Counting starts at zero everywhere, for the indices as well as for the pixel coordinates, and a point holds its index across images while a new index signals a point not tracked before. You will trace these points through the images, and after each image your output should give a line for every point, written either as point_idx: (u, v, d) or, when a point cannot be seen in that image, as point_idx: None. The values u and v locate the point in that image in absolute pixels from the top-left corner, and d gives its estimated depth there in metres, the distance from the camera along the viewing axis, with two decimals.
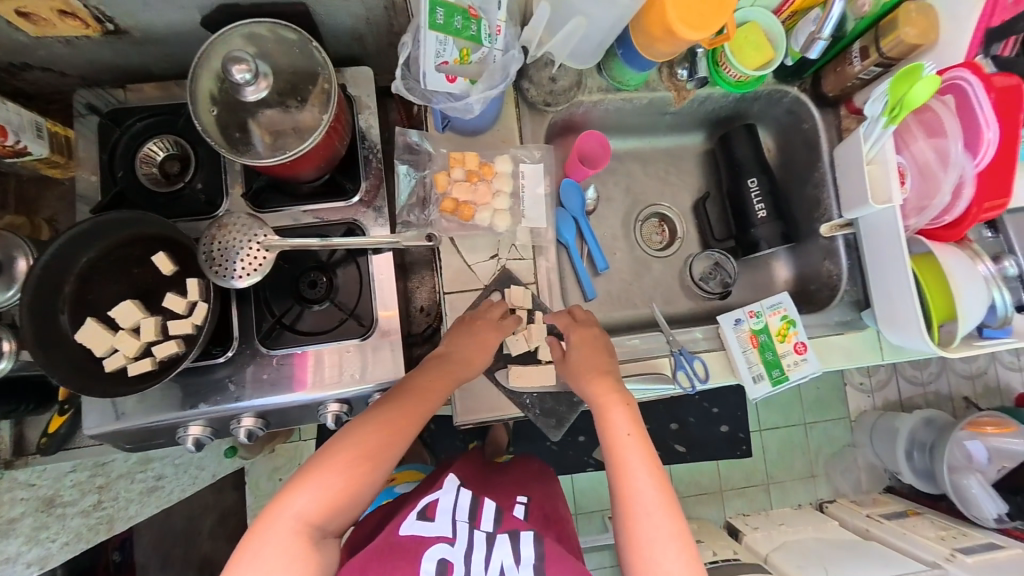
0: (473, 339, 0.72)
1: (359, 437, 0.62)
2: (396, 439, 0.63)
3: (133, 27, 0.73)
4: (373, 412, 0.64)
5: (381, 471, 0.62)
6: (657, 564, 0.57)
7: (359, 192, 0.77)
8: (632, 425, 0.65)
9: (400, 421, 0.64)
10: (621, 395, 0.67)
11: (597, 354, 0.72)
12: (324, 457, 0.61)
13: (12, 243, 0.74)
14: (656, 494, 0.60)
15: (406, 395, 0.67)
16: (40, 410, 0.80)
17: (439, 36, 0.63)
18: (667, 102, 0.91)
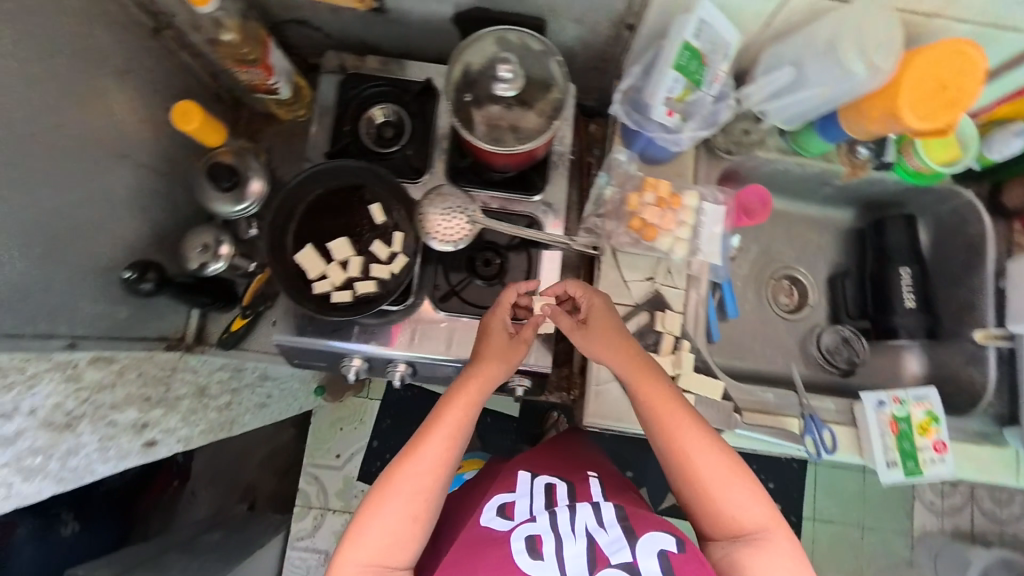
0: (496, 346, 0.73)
1: (399, 484, 0.64)
2: (437, 476, 0.66)
3: (396, 9, 0.84)
4: (406, 456, 0.66)
5: (429, 508, 0.65)
6: (724, 498, 0.64)
7: (544, 190, 0.85)
8: (664, 388, 0.70)
9: (440, 449, 0.67)
10: (645, 358, 0.71)
11: (613, 321, 0.75)
12: (372, 507, 0.64)
13: (247, 164, 0.86)
14: (703, 442, 0.67)
15: (437, 422, 0.68)
16: (226, 308, 0.91)
17: (677, 75, 0.69)
18: (838, 175, 0.92)
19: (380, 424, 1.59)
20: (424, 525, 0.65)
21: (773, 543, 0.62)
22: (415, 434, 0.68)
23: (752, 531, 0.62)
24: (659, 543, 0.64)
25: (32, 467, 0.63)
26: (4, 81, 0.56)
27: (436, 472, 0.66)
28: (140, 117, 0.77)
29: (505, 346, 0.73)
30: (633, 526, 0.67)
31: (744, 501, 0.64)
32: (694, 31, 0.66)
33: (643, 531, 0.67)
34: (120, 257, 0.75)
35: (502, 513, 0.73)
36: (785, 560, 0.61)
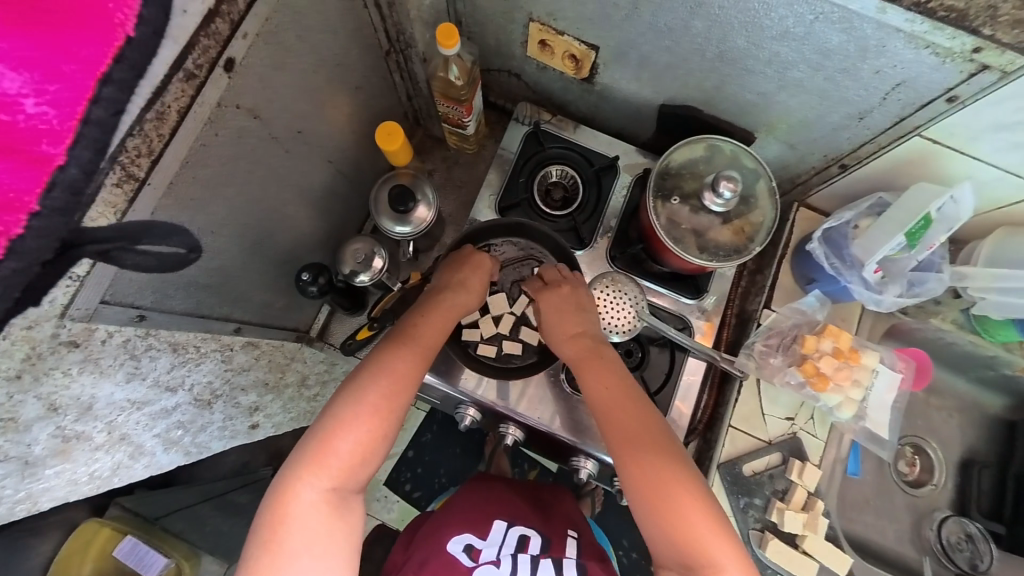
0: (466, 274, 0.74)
1: (362, 399, 0.61)
2: (401, 391, 0.63)
3: (605, 84, 0.86)
4: (365, 374, 0.63)
5: (386, 427, 0.62)
6: (686, 522, 0.57)
7: (702, 297, 0.82)
8: (620, 393, 0.66)
9: (404, 369, 0.64)
10: (598, 355, 0.68)
11: (571, 311, 0.72)
12: (331, 426, 0.60)
13: (421, 190, 0.89)
14: (662, 459, 0.61)
15: (407, 338, 0.67)
16: (353, 315, 0.92)
17: (903, 239, 0.66)
18: (1013, 364, 0.86)
19: (420, 437, 1.56)
20: (386, 441, 0.62)
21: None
22: (375, 352, 0.66)
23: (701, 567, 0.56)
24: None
25: (173, 438, 0.66)
26: (273, 88, 0.59)
27: (406, 388, 0.64)
28: (344, 125, 0.80)
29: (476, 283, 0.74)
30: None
31: (694, 531, 0.57)
32: (939, 203, 0.65)
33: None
34: (291, 250, 0.78)
35: (468, 549, 0.77)
36: None
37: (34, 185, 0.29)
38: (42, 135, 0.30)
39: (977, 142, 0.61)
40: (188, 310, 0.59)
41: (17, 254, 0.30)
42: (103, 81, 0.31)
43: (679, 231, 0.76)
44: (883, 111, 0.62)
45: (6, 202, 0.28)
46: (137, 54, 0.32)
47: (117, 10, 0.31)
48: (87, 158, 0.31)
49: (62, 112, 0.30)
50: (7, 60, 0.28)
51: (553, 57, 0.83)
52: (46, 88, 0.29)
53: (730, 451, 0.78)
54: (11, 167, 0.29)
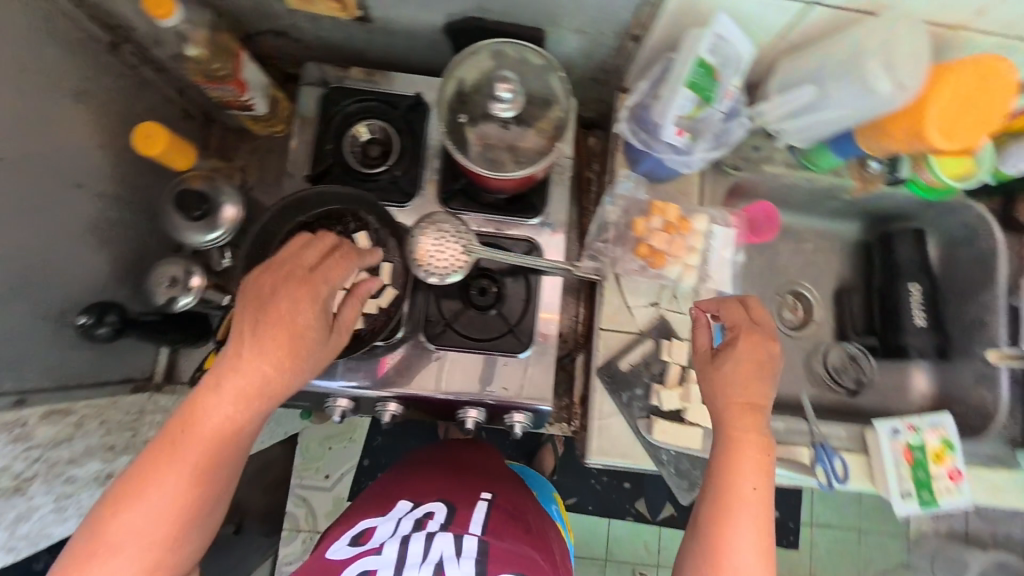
0: (268, 336, 0.52)
1: (136, 518, 0.49)
2: (188, 498, 0.51)
3: (380, 18, 0.78)
4: (139, 487, 0.50)
5: (178, 538, 0.51)
6: None
7: (542, 213, 0.80)
8: (759, 477, 0.58)
9: (193, 477, 0.51)
10: (764, 439, 0.59)
11: (757, 383, 0.61)
12: (94, 552, 0.49)
13: (221, 189, 0.78)
14: (747, 538, 0.56)
15: (179, 434, 0.51)
16: (198, 344, 0.83)
17: (688, 93, 0.65)
18: (848, 189, 0.90)
19: (371, 442, 1.56)
20: (188, 545, 0.52)
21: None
22: (147, 453, 0.51)
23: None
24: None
25: None
26: None
27: (197, 491, 0.51)
28: (89, 139, 0.69)
29: (274, 342, 0.52)
30: (486, 563, 0.64)
31: None
32: (708, 45, 0.63)
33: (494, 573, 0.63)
34: (75, 297, 0.68)
35: (358, 540, 0.70)
36: None
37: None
38: None
39: None
40: None
41: None
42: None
43: (486, 152, 0.71)
44: None
45: None
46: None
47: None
48: None
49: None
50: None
51: (313, 4, 0.73)
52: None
53: (606, 353, 0.78)
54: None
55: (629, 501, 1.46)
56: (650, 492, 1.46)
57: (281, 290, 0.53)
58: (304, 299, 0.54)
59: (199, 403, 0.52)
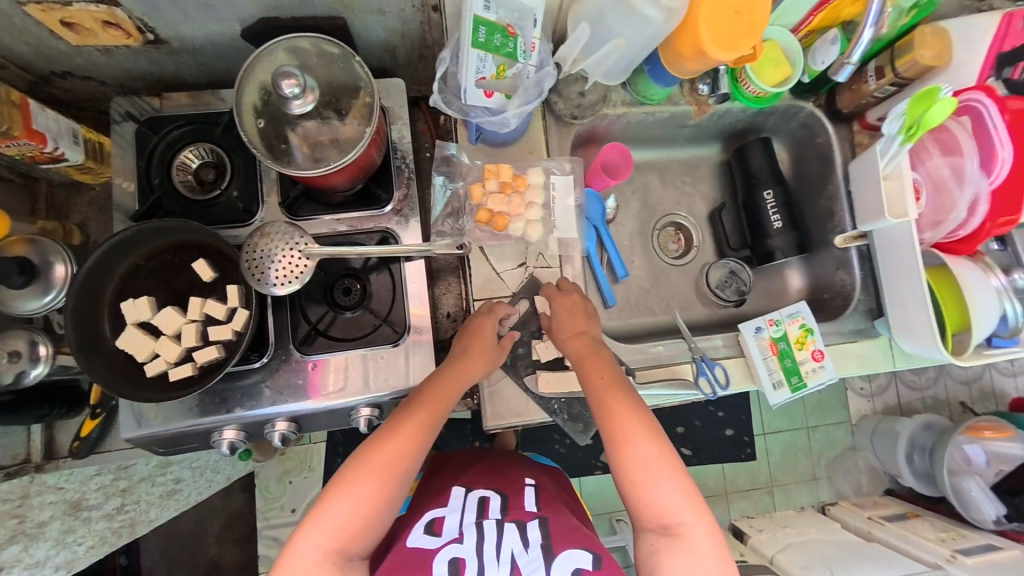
0: (477, 345, 0.72)
1: (370, 461, 0.64)
2: (411, 450, 0.66)
3: (174, 38, 0.75)
4: (379, 439, 0.66)
5: (388, 498, 0.64)
6: (649, 484, 0.62)
7: (392, 201, 0.79)
8: (612, 373, 0.69)
9: (411, 435, 0.66)
10: (598, 349, 0.71)
11: (575, 316, 0.74)
12: (341, 483, 0.64)
13: (49, 249, 0.75)
14: (632, 419, 0.65)
15: (425, 417, 0.67)
16: (73, 414, 0.79)
17: (480, 54, 0.66)
18: (688, 115, 0.94)
19: (332, 465, 1.56)
20: (389, 507, 0.65)
21: (691, 528, 0.61)
22: (392, 420, 0.67)
23: (676, 524, 0.61)
24: (575, 561, 0.67)
25: None
26: None
27: (412, 448, 0.66)
28: None
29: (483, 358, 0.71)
30: (552, 544, 0.70)
31: (652, 489, 0.62)
32: (482, 3, 0.64)
33: (563, 549, 0.69)
34: None
35: (432, 529, 0.74)
36: (704, 548, 0.60)
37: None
38: None
39: None
40: None
41: None
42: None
43: (307, 149, 0.70)
44: None
45: None
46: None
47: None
48: None
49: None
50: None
51: (94, 34, 0.70)
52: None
53: None
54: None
55: (597, 455, 1.44)
56: None
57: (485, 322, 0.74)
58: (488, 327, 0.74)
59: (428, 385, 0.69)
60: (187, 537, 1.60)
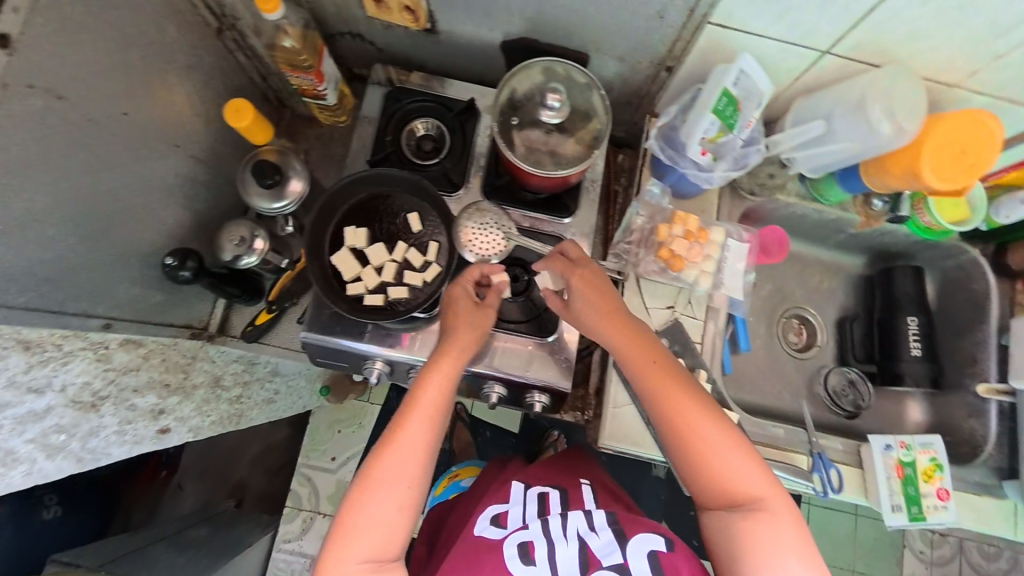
0: (465, 318, 0.73)
1: (396, 454, 0.66)
2: (429, 432, 0.67)
3: (446, 32, 0.89)
4: (396, 431, 0.67)
5: (419, 492, 0.66)
6: (723, 464, 0.65)
7: (573, 214, 0.88)
8: (660, 358, 0.71)
9: (431, 415, 0.68)
10: (633, 330, 0.71)
11: (601, 293, 0.73)
12: (369, 485, 0.65)
13: (291, 165, 0.89)
14: (696, 405, 0.68)
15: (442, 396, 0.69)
16: (250, 301, 0.91)
17: (714, 119, 0.72)
18: (852, 224, 0.96)
19: (379, 430, 1.64)
20: (417, 494, 0.66)
21: (770, 502, 0.64)
22: (393, 423, 0.68)
23: (753, 503, 0.64)
24: (649, 544, 0.71)
25: (55, 445, 0.64)
26: (66, 63, 0.56)
27: (430, 431, 0.68)
28: (188, 110, 0.78)
29: (466, 345, 0.71)
30: (624, 530, 0.74)
31: (732, 471, 0.65)
32: (733, 79, 0.71)
33: (635, 534, 0.73)
34: (158, 242, 0.76)
35: (497, 521, 0.79)
36: (785, 524, 0.63)
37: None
38: None
39: (753, 20, 0.69)
40: (36, 306, 0.58)
41: None
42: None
43: (531, 152, 0.80)
44: (673, 8, 0.70)
45: None
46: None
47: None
48: None
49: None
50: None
51: (389, 13, 0.86)
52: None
53: None
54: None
55: None
56: (651, 510, 1.43)
57: (465, 295, 0.73)
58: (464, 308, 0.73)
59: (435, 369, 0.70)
60: (226, 451, 1.68)
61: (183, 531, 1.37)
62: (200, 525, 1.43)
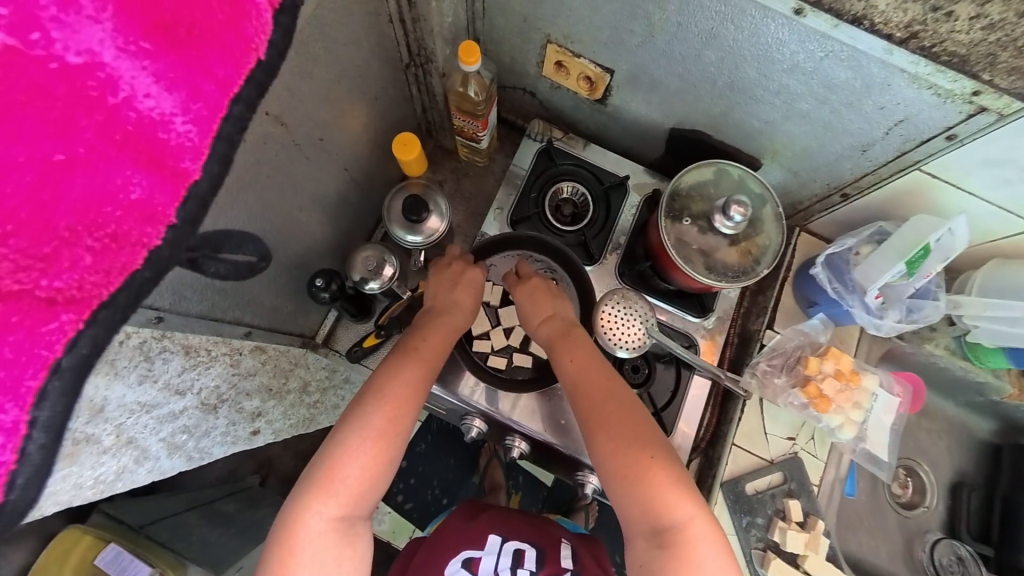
0: (442, 280, 0.77)
1: (366, 416, 0.62)
2: (405, 396, 0.64)
3: (616, 107, 0.88)
4: (370, 393, 0.64)
5: (390, 460, 0.62)
6: (658, 489, 0.59)
7: (708, 315, 0.85)
8: (592, 364, 0.69)
9: (415, 377, 0.66)
10: (572, 333, 0.72)
11: (545, 296, 0.76)
12: (339, 450, 0.60)
13: (434, 201, 0.89)
14: (635, 419, 0.64)
15: (428, 359, 0.69)
16: (357, 320, 0.90)
17: (902, 268, 0.69)
18: (1001, 391, 0.88)
19: (413, 447, 1.42)
20: (391, 462, 0.62)
21: (699, 538, 0.58)
22: (367, 385, 0.65)
23: (679, 537, 0.57)
24: None
25: (177, 443, 0.65)
26: (301, 97, 0.58)
27: (412, 394, 0.65)
28: (359, 135, 0.79)
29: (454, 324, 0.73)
30: None
31: (665, 499, 0.59)
32: (936, 234, 0.67)
33: None
34: (303, 256, 0.77)
35: (468, 565, 0.78)
36: (710, 562, 0.57)
37: (95, 298, 0.31)
38: (157, 125, 0.31)
39: (971, 178, 0.64)
40: (203, 313, 0.58)
41: (150, 263, 0.33)
42: (234, 99, 0.33)
43: (687, 250, 0.76)
44: (884, 145, 0.66)
45: (152, 214, 0.32)
46: (262, 76, 0.34)
47: (256, 5, 0.33)
48: (195, 209, 0.34)
49: (165, 192, 0.32)
50: (160, 81, 0.30)
51: (566, 77, 0.85)
52: (53, 113, 0.27)
53: (731, 469, 0.80)
54: (23, 305, 0.28)
55: None
56: None
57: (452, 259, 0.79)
58: (465, 277, 0.77)
59: (423, 334, 0.71)
60: None
61: (217, 502, 1.24)
62: (230, 498, 1.26)
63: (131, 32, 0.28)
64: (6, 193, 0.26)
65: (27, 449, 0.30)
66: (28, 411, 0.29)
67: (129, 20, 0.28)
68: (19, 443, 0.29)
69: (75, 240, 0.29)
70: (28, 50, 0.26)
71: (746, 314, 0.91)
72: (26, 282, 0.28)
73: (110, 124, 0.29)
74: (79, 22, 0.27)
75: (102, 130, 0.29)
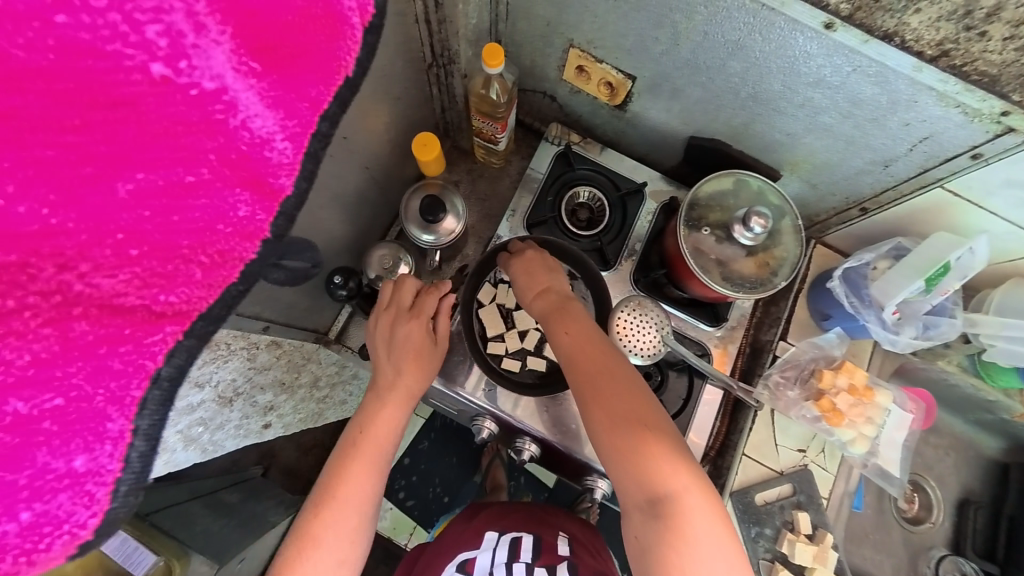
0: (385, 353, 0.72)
1: (322, 514, 0.61)
2: (358, 490, 0.63)
3: (636, 113, 0.88)
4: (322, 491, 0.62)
5: (355, 554, 0.62)
6: (650, 459, 0.59)
7: (721, 324, 0.85)
8: (584, 336, 0.68)
9: (365, 468, 0.64)
10: (565, 304, 0.72)
11: (541, 269, 0.76)
12: (298, 556, 0.59)
13: (451, 201, 0.89)
14: (627, 390, 0.64)
15: (377, 446, 0.66)
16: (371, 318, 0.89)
17: (920, 285, 0.69)
18: (1011, 410, 0.87)
19: (416, 444, 1.43)
20: (357, 555, 0.62)
21: (694, 510, 0.57)
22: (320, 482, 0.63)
23: (674, 509, 0.57)
24: None
25: (192, 436, 0.65)
26: None
27: (366, 486, 0.63)
28: (381, 133, 0.80)
29: (404, 398, 0.69)
30: None
31: (659, 468, 0.58)
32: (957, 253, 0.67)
33: None
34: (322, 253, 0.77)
35: (463, 567, 0.77)
36: (707, 531, 0.56)
37: (197, 310, 0.32)
38: (263, 145, 0.32)
39: (993, 198, 0.64)
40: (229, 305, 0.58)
41: (244, 279, 0.34)
42: (321, 117, 0.34)
43: (705, 258, 0.75)
44: (907, 161, 0.66)
45: (253, 233, 0.33)
46: (347, 93, 0.35)
47: (351, 24, 0.34)
48: (282, 225, 0.35)
49: (262, 210, 0.33)
50: (264, 99, 0.31)
51: (587, 82, 0.85)
52: (185, 138, 0.28)
53: (740, 479, 0.80)
54: (137, 319, 0.29)
55: None
56: None
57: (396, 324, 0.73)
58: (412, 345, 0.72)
59: (371, 417, 0.67)
60: None
61: (218, 493, 1.26)
62: (234, 487, 1.31)
63: (243, 51, 0.29)
64: (144, 216, 0.28)
65: (131, 457, 0.30)
66: (132, 420, 0.29)
67: (242, 42, 0.29)
68: (125, 452, 0.30)
69: (192, 258, 0.30)
70: (177, 78, 0.27)
71: (757, 324, 0.91)
72: (145, 298, 0.29)
73: (228, 147, 0.30)
74: (209, 45, 0.27)
75: (222, 153, 0.30)
